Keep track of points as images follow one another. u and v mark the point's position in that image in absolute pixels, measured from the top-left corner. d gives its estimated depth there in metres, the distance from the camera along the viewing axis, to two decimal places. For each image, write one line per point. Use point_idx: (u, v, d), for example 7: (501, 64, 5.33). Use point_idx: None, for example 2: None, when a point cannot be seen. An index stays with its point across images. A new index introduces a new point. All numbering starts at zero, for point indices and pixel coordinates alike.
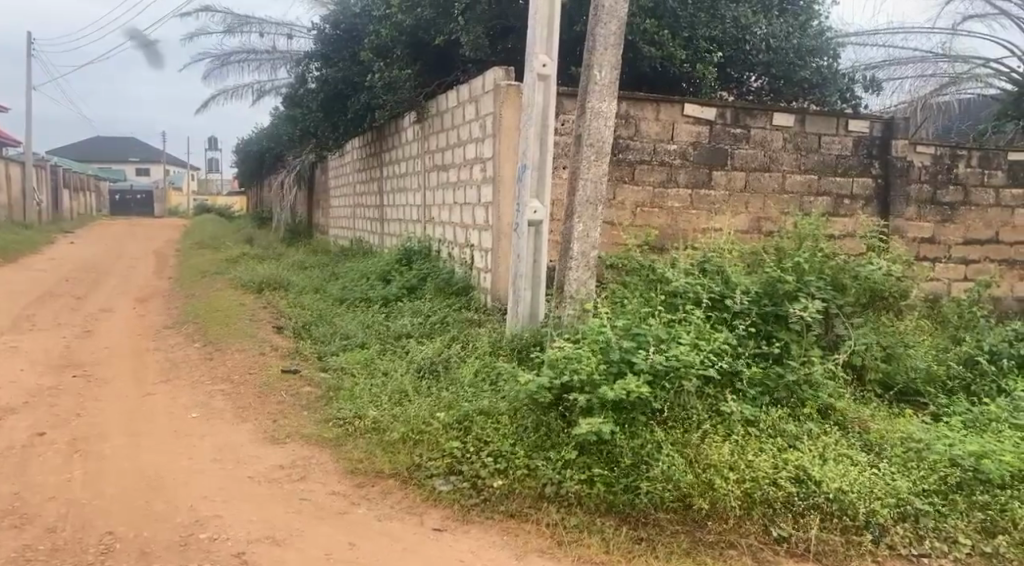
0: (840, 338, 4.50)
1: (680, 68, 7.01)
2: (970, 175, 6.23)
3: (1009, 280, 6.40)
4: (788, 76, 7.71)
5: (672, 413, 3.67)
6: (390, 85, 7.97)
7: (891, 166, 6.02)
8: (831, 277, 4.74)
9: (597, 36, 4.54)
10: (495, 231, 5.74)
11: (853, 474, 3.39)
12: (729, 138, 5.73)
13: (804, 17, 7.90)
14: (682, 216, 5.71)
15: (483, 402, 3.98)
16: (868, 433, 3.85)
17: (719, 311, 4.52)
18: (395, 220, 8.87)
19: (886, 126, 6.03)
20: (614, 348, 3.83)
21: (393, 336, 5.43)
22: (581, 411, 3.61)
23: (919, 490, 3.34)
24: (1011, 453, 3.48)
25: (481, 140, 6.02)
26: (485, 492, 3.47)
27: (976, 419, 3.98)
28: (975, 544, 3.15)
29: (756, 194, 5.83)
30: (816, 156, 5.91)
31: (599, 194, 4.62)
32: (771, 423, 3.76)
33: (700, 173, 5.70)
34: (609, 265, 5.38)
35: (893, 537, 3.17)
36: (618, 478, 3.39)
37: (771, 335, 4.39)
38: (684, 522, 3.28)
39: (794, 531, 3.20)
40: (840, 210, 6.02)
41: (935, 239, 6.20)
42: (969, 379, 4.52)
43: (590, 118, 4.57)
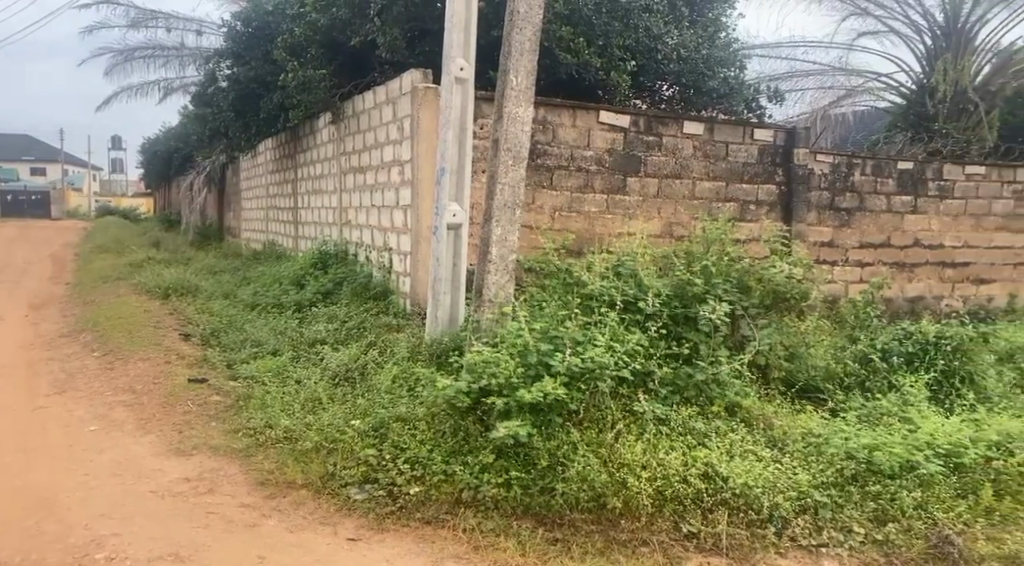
0: (746, 338, 4.68)
1: (595, 76, 7.16)
2: (865, 183, 6.59)
3: (900, 282, 6.82)
4: (697, 85, 8.01)
5: (587, 415, 3.73)
6: (304, 85, 7.80)
7: (793, 174, 6.31)
8: (737, 279, 4.94)
9: (513, 41, 4.57)
10: (414, 235, 5.68)
11: (758, 470, 3.53)
12: (642, 145, 5.87)
13: (712, 28, 8.21)
14: (599, 221, 5.81)
15: (400, 408, 3.93)
16: (771, 429, 4.01)
17: (632, 313, 4.62)
18: (310, 223, 8.68)
19: (788, 135, 6.30)
20: (531, 351, 3.85)
21: (307, 342, 5.31)
22: (498, 414, 3.62)
23: (818, 482, 3.51)
24: (899, 445, 3.68)
25: (399, 142, 5.96)
26: (401, 500, 3.45)
27: (871, 413, 4.22)
28: (868, 533, 3.33)
29: (668, 199, 6.00)
30: (724, 163, 6.13)
31: (517, 199, 4.66)
32: (681, 421, 3.87)
33: (616, 179, 5.82)
34: (527, 269, 5.42)
35: (794, 529, 3.32)
36: (535, 480, 3.43)
37: (681, 336, 4.53)
38: (598, 521, 3.34)
39: (702, 526, 3.31)
40: (747, 215, 6.26)
41: (834, 243, 6.53)
42: (864, 376, 4.77)
43: (507, 123, 4.60)
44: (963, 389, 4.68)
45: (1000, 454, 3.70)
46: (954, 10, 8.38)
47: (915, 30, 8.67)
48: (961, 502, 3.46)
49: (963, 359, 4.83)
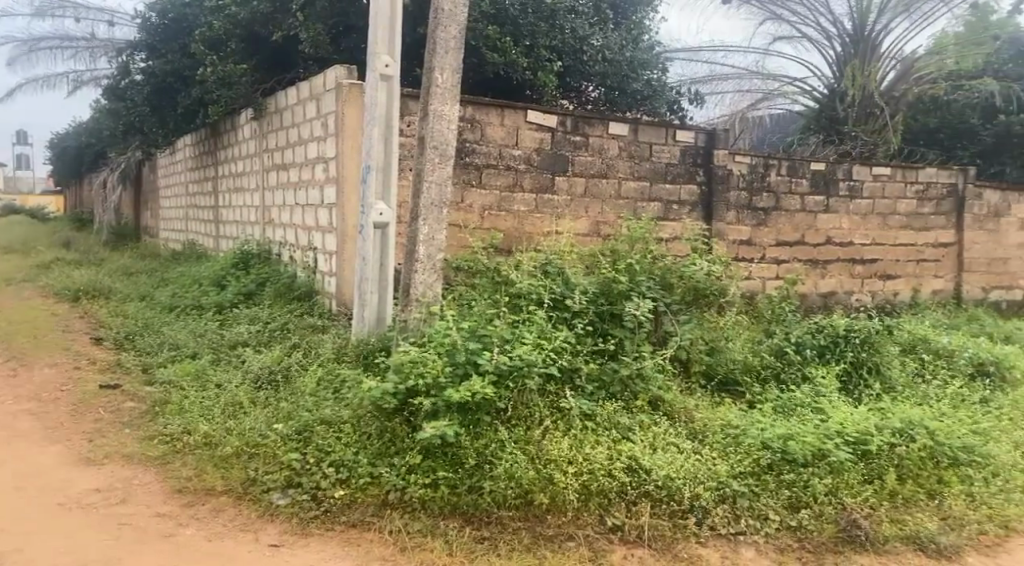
0: (668, 333, 4.80)
1: (522, 75, 7.20)
2: (781, 183, 6.84)
3: (813, 278, 7.12)
4: (621, 87, 8.15)
5: (515, 412, 3.76)
6: (224, 80, 7.57)
7: (713, 175, 6.50)
8: (659, 277, 5.07)
9: (437, 39, 4.56)
10: (339, 234, 5.58)
11: (679, 461, 3.63)
12: (569, 145, 5.94)
13: (636, 31, 8.39)
14: (527, 220, 5.84)
15: (325, 411, 3.86)
16: (693, 422, 4.12)
17: (559, 311, 4.68)
18: (232, 223, 8.44)
19: (709, 136, 6.49)
20: (459, 350, 3.85)
21: (228, 345, 5.16)
22: (425, 415, 3.60)
23: (736, 473, 3.63)
24: (811, 434, 3.82)
25: (323, 140, 5.86)
26: (326, 504, 3.39)
27: (785, 404, 4.39)
28: (783, 519, 3.46)
29: (595, 199, 6.08)
30: (648, 164, 6.26)
31: (444, 197, 4.64)
32: (607, 416, 3.94)
33: (544, 178, 5.87)
34: (454, 268, 5.39)
35: (714, 519, 3.43)
36: (462, 479, 3.43)
37: (606, 332, 4.61)
38: (525, 518, 3.38)
39: (627, 519, 3.38)
40: (670, 215, 6.41)
41: (752, 242, 6.77)
42: (779, 368, 4.94)
43: (432, 120, 4.58)
44: (870, 379, 4.91)
45: (904, 440, 3.86)
46: (861, 20, 8.73)
47: (826, 37, 9.05)
48: (868, 487, 3.63)
49: (870, 351, 5.06)
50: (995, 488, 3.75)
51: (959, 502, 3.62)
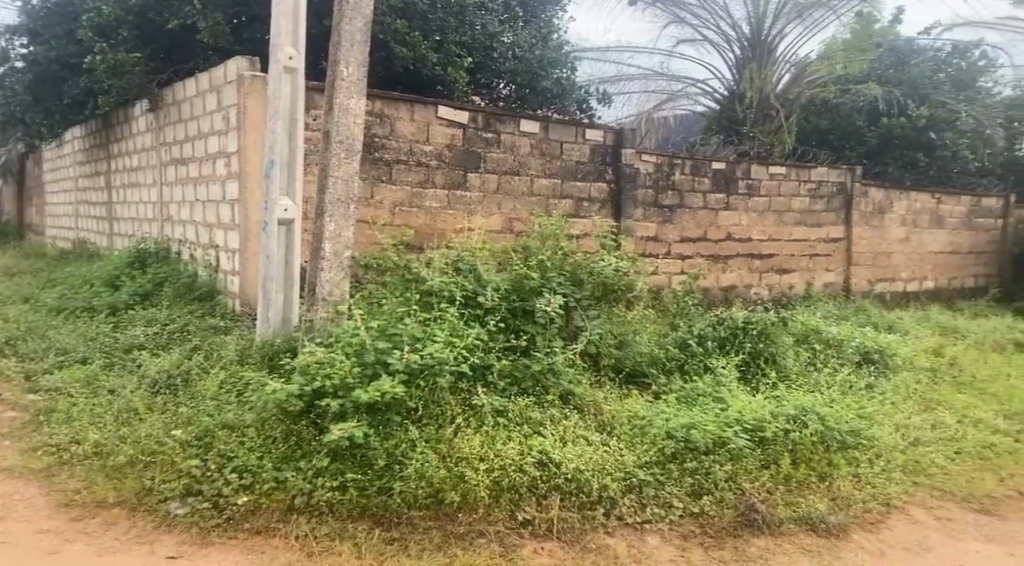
0: (579, 329, 4.88)
1: (432, 71, 7.13)
2: (685, 181, 7.06)
3: (715, 273, 7.40)
4: (532, 85, 8.17)
5: (427, 411, 3.73)
6: (114, 69, 7.16)
7: (621, 173, 6.64)
8: (570, 274, 5.15)
9: (342, 31, 4.46)
10: (242, 231, 5.38)
11: (588, 454, 3.69)
12: (480, 142, 5.93)
13: (545, 29, 8.46)
14: (439, 217, 5.80)
15: (227, 415, 3.72)
16: (602, 415, 4.19)
17: (471, 308, 4.68)
18: (126, 220, 8.02)
19: (616, 135, 6.63)
20: (368, 350, 3.80)
21: (122, 349, 4.89)
22: (333, 416, 3.54)
23: (642, 463, 3.73)
24: (712, 423, 3.96)
25: (224, 134, 5.64)
26: (228, 511, 3.28)
27: (689, 394, 4.54)
28: (685, 506, 3.58)
29: (507, 196, 6.10)
30: (558, 162, 6.33)
31: (351, 193, 4.55)
32: (518, 412, 3.97)
33: (455, 174, 5.84)
34: (363, 265, 5.28)
35: (621, 509, 3.51)
36: (371, 480, 3.39)
37: (518, 329, 4.64)
38: (436, 517, 3.37)
39: (537, 513, 3.42)
40: (581, 212, 6.51)
41: (659, 238, 6.96)
42: (683, 360, 5.10)
43: (338, 114, 4.48)
44: (766, 368, 5.14)
45: (798, 426, 4.05)
46: (757, 24, 9.10)
47: (726, 40, 9.40)
48: (765, 471, 3.80)
49: (766, 341, 5.30)
50: (878, 468, 4.00)
51: (847, 483, 3.83)
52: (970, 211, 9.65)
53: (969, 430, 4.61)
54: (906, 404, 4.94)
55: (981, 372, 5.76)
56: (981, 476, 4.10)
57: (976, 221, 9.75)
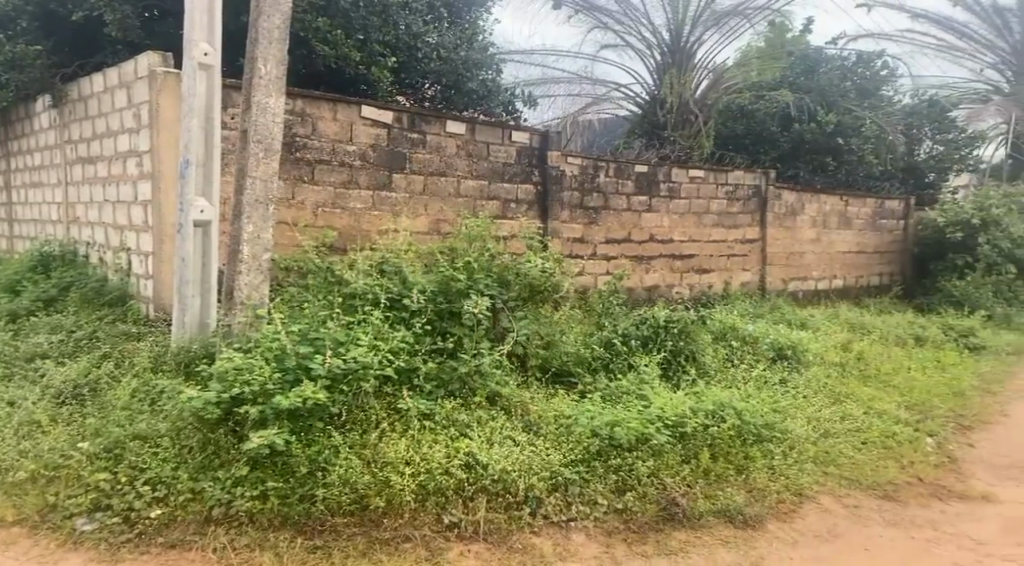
0: (506, 330, 4.90)
1: (355, 70, 7.05)
2: (609, 184, 7.18)
3: (639, 273, 7.55)
4: (457, 86, 8.14)
5: (351, 416, 3.68)
6: (13, 62, 6.75)
7: (547, 175, 6.70)
8: (497, 275, 5.14)
9: (260, 28, 4.35)
10: (156, 233, 5.17)
11: (515, 455, 3.70)
12: (406, 142, 5.87)
13: (470, 30, 8.43)
14: (364, 218, 5.71)
15: (140, 424, 3.57)
16: (529, 415, 4.21)
17: (396, 310, 4.63)
18: (29, 221, 7.59)
19: (542, 138, 6.67)
20: (289, 355, 3.70)
21: (24, 357, 4.64)
22: (252, 424, 3.43)
23: (568, 461, 3.76)
24: (635, 420, 4.02)
25: (135, 132, 5.41)
26: (140, 526, 3.17)
27: (613, 393, 4.62)
28: (610, 503, 3.64)
29: (434, 197, 6.06)
30: (485, 163, 6.33)
31: (270, 194, 4.43)
32: (445, 414, 3.95)
33: (380, 174, 5.76)
34: (284, 268, 5.15)
35: (547, 508, 3.55)
36: (293, 488, 3.31)
37: (445, 331, 4.61)
38: (360, 523, 3.33)
39: (464, 515, 3.42)
40: (508, 213, 6.53)
41: (585, 239, 7.06)
42: (608, 359, 5.17)
43: (256, 113, 4.35)
44: (686, 365, 5.28)
45: (716, 421, 4.17)
46: (676, 31, 9.35)
47: (647, 45, 9.61)
48: (685, 466, 3.90)
49: (686, 339, 5.43)
50: (792, 459, 4.16)
51: (762, 475, 3.97)
52: (875, 213, 10.17)
53: (874, 421, 4.85)
54: (817, 397, 5.16)
55: (885, 365, 6.08)
56: (886, 465, 4.32)
57: (881, 223, 10.28)
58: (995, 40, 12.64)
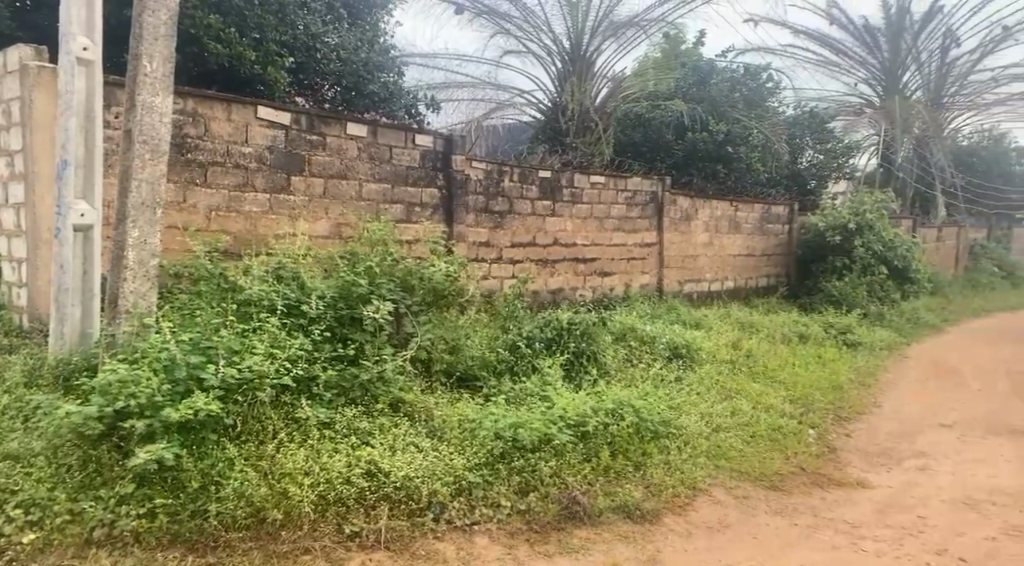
0: (409, 335, 4.87)
1: (250, 70, 6.85)
2: (513, 188, 7.25)
3: (544, 276, 7.65)
4: (358, 88, 8.00)
5: (245, 428, 3.61)
6: None
7: (452, 179, 6.68)
8: (400, 279, 5.07)
9: (144, 23, 4.14)
10: (30, 238, 4.83)
11: (417, 461, 3.69)
12: (305, 144, 5.73)
13: (371, 32, 8.29)
14: (260, 222, 5.54)
15: (11, 444, 3.34)
16: (432, 419, 4.20)
17: (294, 317, 4.52)
18: None
19: (446, 142, 6.62)
20: (179, 366, 3.56)
21: None
22: (138, 439, 3.28)
23: (471, 465, 3.78)
24: (537, 421, 4.08)
25: (5, 130, 5.03)
26: (10, 553, 2.95)
27: (517, 395, 4.67)
28: (513, 504, 3.67)
29: (334, 201, 5.93)
30: (388, 166, 6.25)
31: (157, 196, 4.23)
32: (346, 423, 3.90)
33: (278, 177, 5.60)
34: (173, 274, 4.89)
35: (450, 512, 3.55)
36: (184, 504, 3.19)
37: (345, 337, 4.54)
38: (257, 537, 3.23)
39: (365, 524, 3.38)
40: (413, 217, 6.47)
41: (490, 243, 7.09)
42: (513, 361, 5.21)
43: (140, 112, 4.14)
44: (588, 366, 5.39)
45: (616, 420, 4.29)
46: (576, 40, 9.55)
47: (548, 53, 9.77)
48: (586, 465, 3.99)
49: (588, 340, 5.55)
50: (686, 455, 4.33)
51: (660, 471, 4.11)
52: (762, 218, 10.71)
53: (762, 415, 5.11)
54: (710, 393, 5.39)
55: (772, 362, 6.41)
56: (772, 457, 4.56)
57: (767, 227, 10.83)
58: (866, 56, 13.60)
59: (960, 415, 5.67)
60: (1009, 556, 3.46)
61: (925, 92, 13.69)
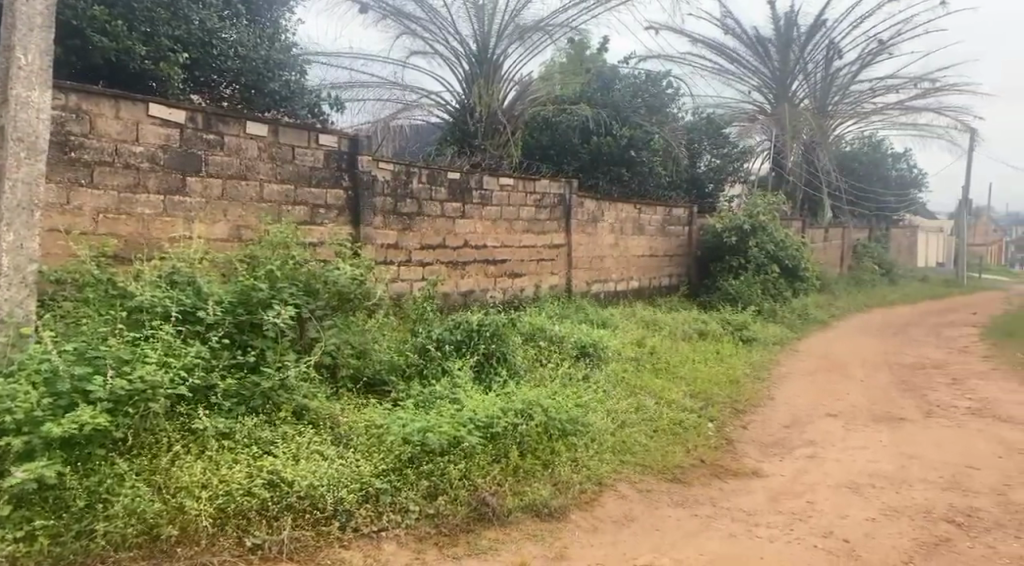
0: (313, 340, 4.73)
1: (140, 65, 6.52)
2: (422, 190, 7.19)
3: (454, 278, 7.63)
4: (257, 86, 7.76)
5: (137, 440, 3.44)
6: None
7: (358, 180, 6.55)
8: (303, 282, 4.87)
9: (17, 12, 3.88)
10: None
11: (324, 469, 3.61)
12: (201, 144, 5.50)
13: (272, 30, 8.03)
14: (153, 224, 5.27)
15: None
16: (338, 426, 4.12)
17: (190, 324, 4.33)
18: None
19: (352, 141, 6.50)
20: (62, 378, 3.37)
21: None
22: (16, 457, 3.11)
23: (379, 471, 3.72)
24: (447, 424, 4.06)
25: None
26: None
27: (426, 399, 4.63)
28: (422, 509, 3.65)
29: (234, 202, 5.71)
30: (290, 167, 6.08)
31: (34, 198, 3.96)
32: (247, 432, 3.78)
33: (172, 178, 5.35)
34: (54, 280, 4.57)
35: (357, 520, 3.49)
36: (68, 525, 3.03)
37: (245, 344, 4.39)
38: (149, 555, 3.11)
39: (267, 536, 3.28)
40: (317, 219, 6.31)
41: (399, 245, 7.01)
42: (422, 365, 5.16)
43: (15, 108, 3.88)
44: (498, 367, 5.40)
45: (525, 419, 4.32)
46: (483, 42, 9.58)
47: (455, 55, 9.77)
48: (495, 465, 4.00)
49: (498, 342, 5.56)
50: (593, 451, 4.41)
51: (567, 468, 4.17)
52: (665, 220, 11.04)
53: (664, 409, 5.28)
54: (616, 390, 5.52)
55: (674, 359, 6.62)
56: (674, 450, 4.71)
57: (669, 228, 11.17)
58: (758, 65, 14.27)
59: (845, 405, 6.02)
60: (887, 534, 3.70)
61: (812, 100, 14.48)
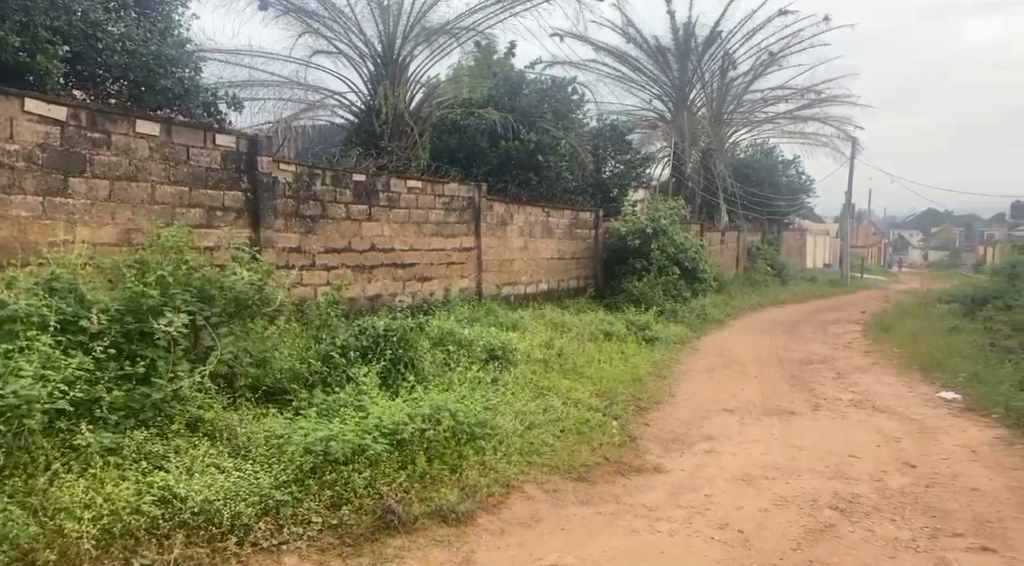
0: (209, 349, 4.53)
1: (14, 58, 6.09)
2: (326, 192, 7.03)
3: (360, 282, 7.48)
4: (148, 83, 7.38)
5: (9, 460, 3.25)
6: None
7: (258, 182, 6.34)
8: (198, 288, 4.62)
9: None
10: None
11: (218, 482, 3.48)
12: (86, 142, 5.19)
13: (163, 24, 7.68)
14: (31, 228, 4.93)
15: None
16: (236, 438, 3.96)
17: (71, 333, 4.08)
18: None
19: (251, 142, 6.27)
20: None
21: None
22: None
23: (278, 483, 3.61)
24: (351, 432, 3.98)
25: None
26: None
27: (330, 407, 4.51)
28: (324, 520, 3.55)
29: (122, 204, 5.41)
30: (184, 167, 5.81)
31: None
32: (135, 447, 3.60)
33: (52, 179, 5.02)
34: None
35: (256, 534, 3.37)
36: None
37: (135, 354, 4.15)
38: None
39: (156, 555, 3.11)
40: (213, 222, 6.06)
41: (301, 248, 6.82)
42: (325, 372, 5.04)
43: None
44: (405, 372, 5.33)
45: (432, 424, 4.29)
46: (388, 43, 9.46)
47: (359, 55, 9.62)
48: (401, 472, 3.94)
49: (405, 347, 5.49)
50: (501, 453, 4.43)
51: (474, 472, 4.17)
52: (572, 223, 11.21)
53: (571, 409, 5.36)
54: (524, 392, 5.55)
55: (580, 359, 6.74)
56: (580, 450, 4.77)
57: (577, 232, 11.35)
58: (659, 73, 14.70)
59: (742, 401, 6.27)
60: (778, 524, 3.88)
61: (709, 108, 15.07)
